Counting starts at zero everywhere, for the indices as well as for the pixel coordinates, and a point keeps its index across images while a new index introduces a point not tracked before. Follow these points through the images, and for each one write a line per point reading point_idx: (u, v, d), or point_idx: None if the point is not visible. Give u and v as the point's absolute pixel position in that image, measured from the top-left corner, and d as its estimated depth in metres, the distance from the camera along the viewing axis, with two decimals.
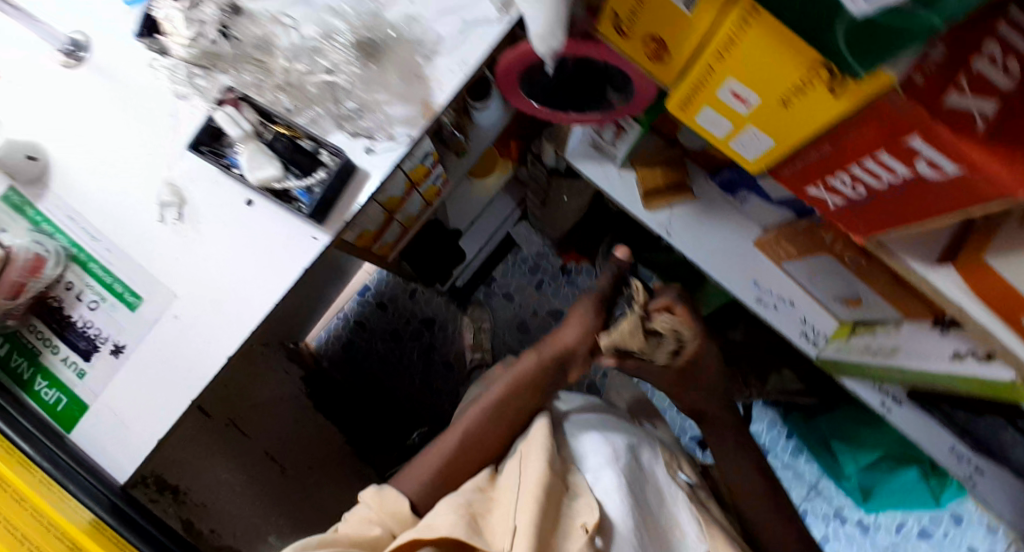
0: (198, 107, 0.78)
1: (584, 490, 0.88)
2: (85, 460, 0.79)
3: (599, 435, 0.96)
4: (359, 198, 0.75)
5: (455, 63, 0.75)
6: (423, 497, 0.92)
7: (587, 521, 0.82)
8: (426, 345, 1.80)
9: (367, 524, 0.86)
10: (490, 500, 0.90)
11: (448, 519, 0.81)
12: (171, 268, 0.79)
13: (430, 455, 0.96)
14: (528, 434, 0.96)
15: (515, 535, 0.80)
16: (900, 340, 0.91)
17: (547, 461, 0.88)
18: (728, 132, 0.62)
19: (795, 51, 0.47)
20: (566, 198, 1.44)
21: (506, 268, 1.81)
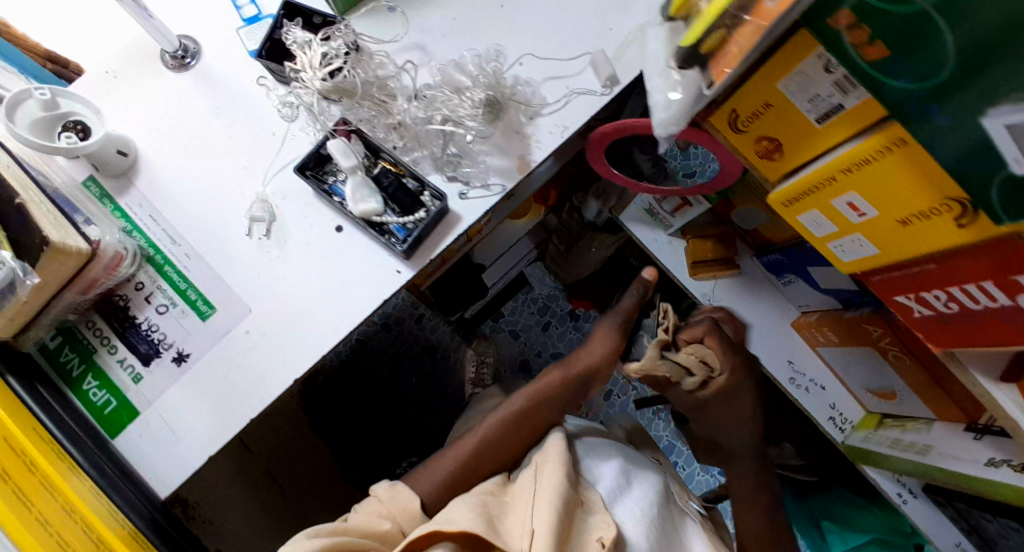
0: (303, 131, 0.79)
1: (599, 507, 0.81)
2: (130, 470, 0.74)
3: (617, 462, 0.90)
4: (446, 239, 0.76)
5: (556, 125, 0.78)
6: (435, 499, 0.85)
7: (604, 536, 0.76)
8: (425, 373, 1.58)
9: (376, 517, 0.80)
10: (506, 502, 0.83)
11: (467, 515, 0.76)
12: (246, 283, 0.76)
13: (447, 456, 0.88)
14: (543, 445, 0.89)
15: (533, 539, 0.74)
16: (932, 438, 0.93)
17: (564, 469, 0.82)
18: (828, 235, 0.65)
19: (930, 182, 0.50)
20: (594, 248, 1.38)
21: (515, 305, 1.66)
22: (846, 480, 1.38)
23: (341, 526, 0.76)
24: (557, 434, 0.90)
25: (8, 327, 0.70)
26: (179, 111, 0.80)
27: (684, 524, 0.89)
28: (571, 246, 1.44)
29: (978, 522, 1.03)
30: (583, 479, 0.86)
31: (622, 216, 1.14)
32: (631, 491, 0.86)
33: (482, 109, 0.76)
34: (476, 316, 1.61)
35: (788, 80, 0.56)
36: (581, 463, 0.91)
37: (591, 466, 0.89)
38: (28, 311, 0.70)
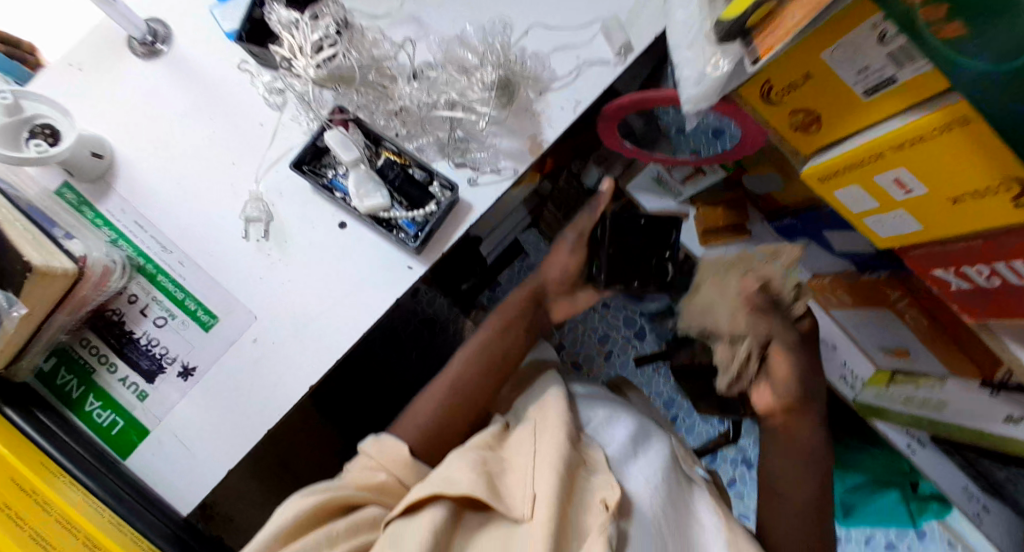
0: (296, 119, 0.73)
1: (603, 466, 0.74)
2: (147, 491, 0.71)
3: (626, 426, 0.84)
4: (458, 230, 0.72)
5: (568, 100, 0.73)
6: (423, 446, 0.78)
7: (608, 497, 0.69)
8: (425, 348, 1.34)
9: (369, 471, 0.74)
10: (504, 459, 0.75)
11: (469, 477, 0.68)
12: (250, 290, 0.72)
13: (434, 397, 0.82)
14: (540, 397, 0.83)
15: (535, 503, 0.67)
16: (946, 395, 0.94)
17: (565, 427, 0.76)
18: (867, 210, 0.62)
19: (993, 162, 0.47)
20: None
21: (509, 275, 1.57)
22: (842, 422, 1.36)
23: (337, 483, 0.72)
24: (557, 390, 0.83)
25: None
26: (153, 104, 0.74)
27: (690, 485, 0.81)
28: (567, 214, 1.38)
29: (986, 468, 1.05)
30: (586, 436, 0.80)
31: (630, 187, 1.13)
32: (637, 455, 0.80)
33: (495, 91, 0.71)
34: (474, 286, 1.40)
35: (835, 49, 0.53)
36: (584, 421, 0.84)
37: (598, 427, 0.83)
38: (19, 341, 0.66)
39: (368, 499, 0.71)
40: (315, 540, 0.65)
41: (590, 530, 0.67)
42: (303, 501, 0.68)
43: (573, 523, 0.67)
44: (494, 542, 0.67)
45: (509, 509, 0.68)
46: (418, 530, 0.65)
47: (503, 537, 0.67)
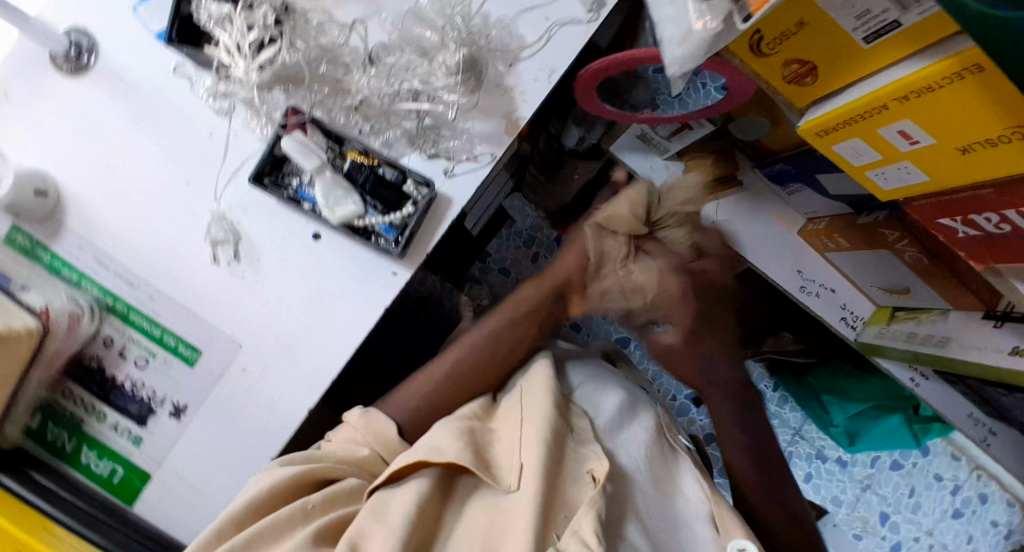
0: (250, 125, 0.67)
1: (590, 435, 0.74)
2: (155, 533, 0.71)
3: (617, 394, 0.82)
4: (440, 229, 0.68)
5: (540, 69, 0.68)
6: (412, 423, 0.77)
7: (595, 469, 0.68)
8: (423, 325, 1.28)
9: (353, 445, 0.74)
10: (491, 430, 0.75)
11: (454, 446, 0.68)
12: (228, 316, 0.69)
13: (420, 381, 0.79)
14: (528, 373, 0.82)
15: (522, 474, 0.67)
16: (950, 330, 0.91)
17: (552, 398, 0.74)
18: (869, 163, 0.59)
19: (1008, 110, 0.44)
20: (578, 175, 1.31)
21: (499, 241, 1.55)
22: (843, 352, 1.34)
23: (318, 452, 0.71)
24: (544, 359, 0.83)
25: None
26: (92, 127, 0.68)
27: (675, 453, 0.79)
28: (549, 176, 1.35)
29: (988, 395, 1.06)
30: (574, 406, 0.78)
31: (614, 148, 1.11)
32: (627, 425, 0.78)
33: (460, 76, 0.65)
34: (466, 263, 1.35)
35: None
36: (572, 389, 0.83)
37: (588, 395, 0.81)
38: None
39: (349, 471, 0.70)
40: (290, 512, 0.64)
41: (577, 499, 0.66)
42: (280, 472, 0.66)
43: (560, 495, 0.66)
44: (481, 511, 0.66)
45: (497, 480, 0.67)
46: (403, 498, 0.65)
47: (491, 504, 0.66)
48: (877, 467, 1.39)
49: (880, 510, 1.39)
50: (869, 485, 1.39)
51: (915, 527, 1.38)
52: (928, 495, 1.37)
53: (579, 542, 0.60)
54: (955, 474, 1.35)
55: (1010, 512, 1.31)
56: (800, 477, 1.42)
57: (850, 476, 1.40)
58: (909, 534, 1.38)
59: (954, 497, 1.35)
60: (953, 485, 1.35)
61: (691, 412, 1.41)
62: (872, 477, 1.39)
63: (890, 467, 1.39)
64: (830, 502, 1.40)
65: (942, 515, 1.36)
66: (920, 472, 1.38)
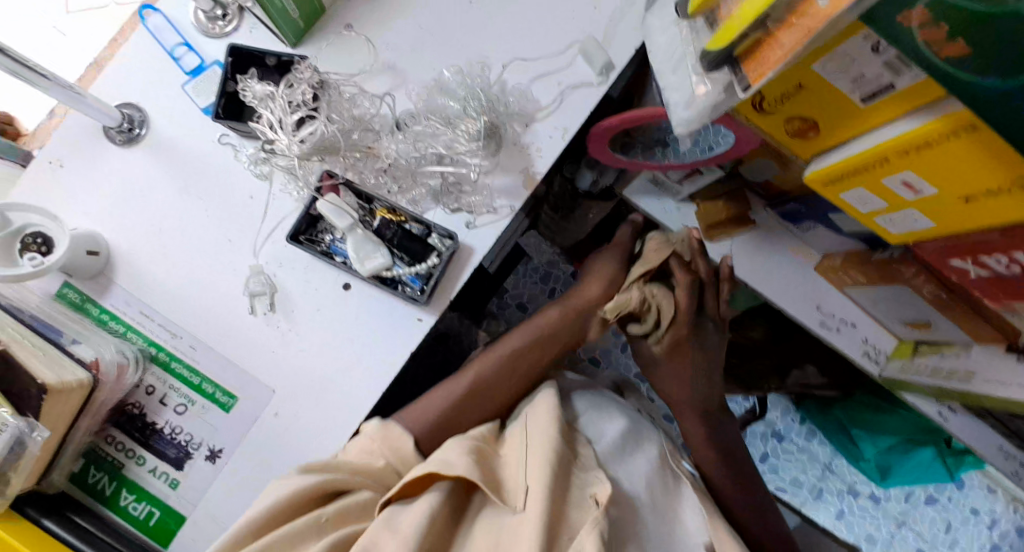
0: (285, 185, 0.73)
1: (592, 464, 0.75)
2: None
3: (619, 421, 0.83)
4: (463, 275, 0.72)
5: (556, 128, 0.72)
6: (426, 436, 0.78)
7: (598, 493, 0.70)
8: (443, 362, 1.32)
9: (368, 455, 0.72)
10: (499, 456, 0.76)
11: (463, 461, 0.69)
12: (263, 364, 0.74)
13: (435, 397, 0.82)
14: (533, 400, 0.83)
15: (528, 495, 0.68)
16: (973, 364, 0.92)
17: (559, 423, 0.76)
18: (876, 209, 0.61)
19: (1004, 163, 0.46)
20: (593, 215, 1.35)
21: (517, 276, 1.60)
22: (869, 385, 1.29)
23: (333, 461, 0.70)
24: (549, 388, 0.83)
25: (32, 472, 0.69)
26: (141, 190, 0.74)
27: (676, 483, 0.79)
28: (564, 214, 1.36)
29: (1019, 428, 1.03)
30: (577, 434, 0.80)
31: (627, 191, 1.15)
32: (628, 452, 0.79)
33: (481, 141, 0.69)
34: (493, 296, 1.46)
35: (825, 61, 0.51)
36: (578, 416, 0.84)
37: (592, 421, 0.83)
38: (47, 453, 0.70)
39: (361, 484, 0.70)
40: (304, 524, 0.65)
41: (581, 522, 0.67)
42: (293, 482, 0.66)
43: (564, 519, 0.67)
44: (487, 530, 0.68)
45: (504, 499, 0.69)
46: (413, 513, 0.67)
47: (496, 524, 0.68)
48: (912, 502, 1.40)
49: (916, 548, 1.39)
50: (903, 519, 1.40)
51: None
52: (964, 530, 1.38)
53: None
54: (991, 507, 1.38)
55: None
56: (833, 515, 1.41)
57: (883, 511, 1.40)
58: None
59: (991, 532, 1.38)
60: (989, 520, 1.38)
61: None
62: (906, 511, 1.40)
63: (925, 500, 1.40)
64: (864, 540, 1.40)
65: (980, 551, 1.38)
66: (955, 505, 1.39)
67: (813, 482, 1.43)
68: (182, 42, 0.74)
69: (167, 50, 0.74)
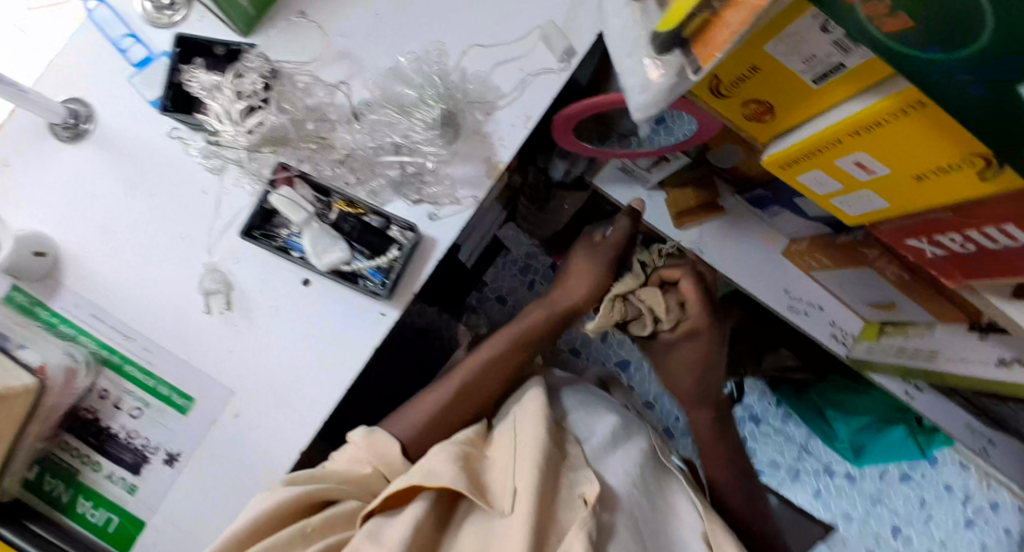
0: (236, 179, 0.72)
1: (582, 462, 0.76)
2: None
3: (610, 418, 0.85)
4: (427, 269, 0.71)
5: (517, 117, 0.71)
6: (415, 445, 0.78)
7: (586, 492, 0.71)
8: (423, 357, 1.32)
9: (357, 463, 0.74)
10: (486, 457, 0.77)
11: (448, 469, 0.70)
12: (221, 363, 0.74)
13: (423, 404, 0.82)
14: (521, 400, 0.83)
15: (516, 497, 0.69)
16: (936, 343, 0.93)
17: (546, 424, 0.76)
18: (833, 190, 0.62)
19: (955, 140, 0.46)
20: (568, 206, 1.35)
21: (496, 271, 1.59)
22: (842, 368, 1.31)
23: (319, 472, 0.71)
24: (535, 389, 0.84)
25: None
26: (90, 189, 0.74)
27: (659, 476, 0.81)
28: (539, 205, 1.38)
29: (985, 404, 1.05)
30: (567, 433, 0.81)
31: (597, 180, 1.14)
32: (616, 448, 0.81)
33: (438, 130, 0.70)
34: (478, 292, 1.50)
35: (778, 42, 0.51)
36: (565, 414, 0.86)
37: (580, 420, 0.85)
38: None
39: (348, 492, 0.71)
40: (291, 536, 0.66)
41: (570, 523, 0.69)
42: (279, 494, 0.67)
43: (553, 518, 0.69)
44: (473, 536, 0.68)
45: (491, 503, 0.69)
46: (399, 525, 0.67)
47: (484, 528, 0.69)
48: (887, 481, 1.42)
49: (892, 523, 1.42)
50: (878, 498, 1.42)
51: (928, 539, 1.41)
52: (939, 506, 1.41)
53: None
54: (965, 484, 1.40)
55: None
56: (809, 496, 1.43)
57: (859, 490, 1.42)
58: (922, 546, 1.40)
59: (965, 507, 1.40)
60: (964, 495, 1.40)
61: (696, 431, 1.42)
62: (882, 490, 1.42)
63: (899, 479, 1.42)
64: (840, 518, 1.42)
65: (954, 525, 1.40)
66: (928, 483, 1.42)
67: (790, 463, 1.44)
68: (128, 34, 0.73)
69: (113, 42, 0.73)
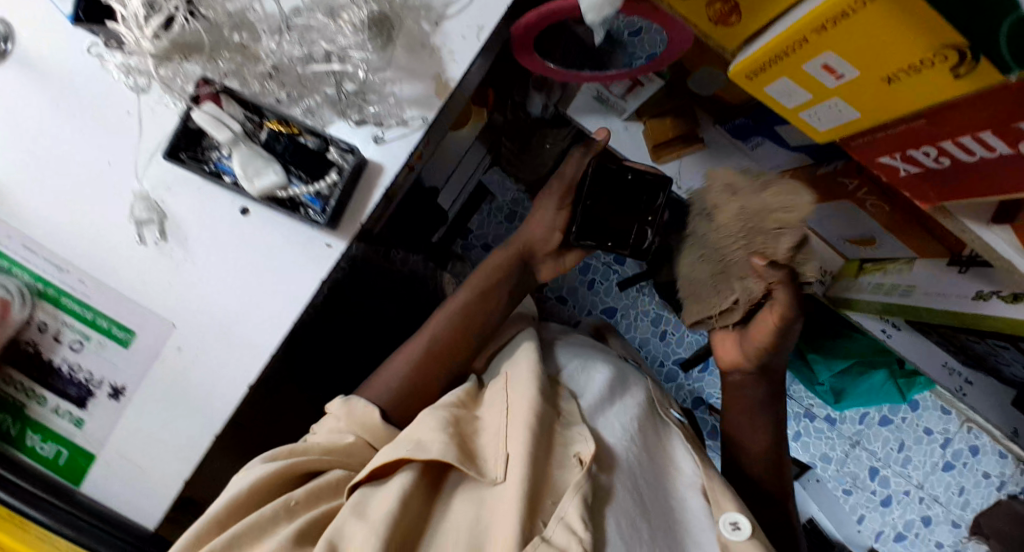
0: (160, 100, 0.68)
1: (577, 417, 0.75)
2: (114, 516, 0.72)
3: (605, 371, 0.84)
4: (373, 197, 0.67)
5: (468, 28, 0.65)
6: (394, 404, 0.79)
7: (581, 451, 0.69)
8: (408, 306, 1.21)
9: (337, 434, 0.75)
10: (476, 418, 0.76)
11: (439, 440, 0.68)
12: (159, 297, 0.70)
13: (399, 361, 0.83)
14: (513, 356, 0.83)
15: (508, 467, 0.66)
16: (916, 279, 0.90)
17: (537, 383, 0.75)
18: (803, 102, 0.57)
19: (927, 29, 0.41)
20: (548, 145, 1.29)
21: (481, 218, 1.60)
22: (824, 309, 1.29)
23: (302, 446, 0.71)
24: (528, 344, 0.84)
25: None
26: (13, 114, 0.70)
27: (658, 434, 0.80)
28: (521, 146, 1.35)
29: (963, 343, 1.02)
30: (562, 390, 0.80)
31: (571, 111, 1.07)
32: (615, 402, 0.79)
33: (368, 32, 0.63)
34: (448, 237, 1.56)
35: None
36: (560, 371, 0.85)
37: (575, 374, 0.84)
38: None
39: (333, 463, 0.71)
40: (271, 513, 0.63)
41: (564, 482, 0.67)
42: (258, 472, 0.67)
43: (548, 481, 0.67)
44: (466, 504, 0.66)
45: (482, 472, 0.67)
46: (383, 497, 0.64)
47: (475, 496, 0.67)
48: (866, 423, 1.43)
49: (870, 465, 1.44)
50: (857, 440, 1.43)
51: (905, 480, 1.44)
52: (917, 449, 1.42)
53: (564, 528, 0.60)
54: (945, 427, 1.41)
55: (1003, 463, 1.40)
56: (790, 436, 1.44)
57: (838, 432, 1.44)
58: (899, 488, 1.43)
59: (944, 450, 1.42)
60: (943, 439, 1.41)
61: (679, 377, 1.41)
62: (860, 432, 1.43)
63: (878, 422, 1.43)
64: (819, 459, 1.44)
65: (932, 467, 1.42)
66: (908, 425, 1.43)
67: None
68: None
69: None
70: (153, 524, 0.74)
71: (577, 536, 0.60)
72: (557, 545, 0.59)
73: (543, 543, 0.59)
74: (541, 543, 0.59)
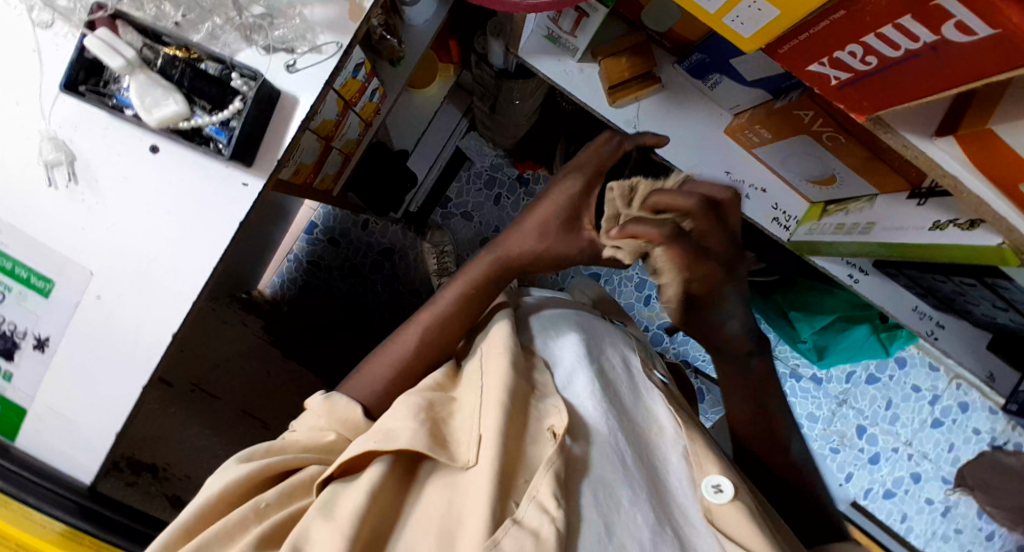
0: (63, 35, 0.66)
1: (552, 389, 0.68)
2: (39, 465, 0.71)
3: (579, 333, 0.76)
4: (289, 129, 0.66)
5: None
6: (377, 404, 0.71)
7: (555, 424, 0.63)
8: (389, 277, 1.46)
9: (317, 432, 0.66)
10: (452, 400, 0.68)
11: (407, 427, 0.61)
12: (73, 242, 0.68)
13: (379, 365, 0.73)
14: (487, 330, 0.75)
15: (480, 449, 0.60)
16: (875, 214, 0.84)
17: (510, 357, 0.68)
18: (721, 6, 0.56)
19: None
20: (518, 101, 1.20)
21: (461, 186, 1.46)
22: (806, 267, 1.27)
23: (278, 444, 0.63)
24: (504, 318, 0.75)
25: None
26: None
27: (637, 397, 0.74)
28: (493, 106, 1.27)
29: (932, 284, 0.99)
30: (536, 359, 0.73)
31: (523, 53, 0.98)
32: (589, 366, 0.72)
33: None
34: (423, 206, 1.45)
35: None
36: (532, 339, 0.77)
37: (548, 342, 0.76)
38: None
39: (313, 459, 0.63)
40: (240, 516, 0.56)
41: (537, 459, 0.61)
42: (234, 471, 0.59)
43: (519, 457, 0.61)
44: (438, 489, 0.59)
45: (453, 456, 0.60)
46: (351, 493, 0.57)
47: (447, 484, 0.60)
48: (853, 381, 1.40)
49: (857, 424, 1.41)
50: (844, 399, 1.40)
51: (893, 438, 1.40)
52: (905, 406, 1.40)
53: (537, 508, 0.55)
54: (933, 384, 1.39)
55: (993, 420, 1.39)
56: None
57: (825, 392, 1.40)
58: (887, 445, 1.40)
59: (933, 407, 1.40)
60: (931, 396, 1.40)
61: (664, 341, 1.39)
62: (847, 391, 1.40)
63: (865, 380, 1.41)
64: (806, 419, 1.40)
65: (921, 425, 1.40)
66: (895, 383, 1.40)
67: None
68: None
69: None
70: (92, 478, 0.71)
71: (549, 515, 0.54)
72: (528, 526, 0.54)
73: (513, 526, 0.54)
74: (510, 527, 0.54)
